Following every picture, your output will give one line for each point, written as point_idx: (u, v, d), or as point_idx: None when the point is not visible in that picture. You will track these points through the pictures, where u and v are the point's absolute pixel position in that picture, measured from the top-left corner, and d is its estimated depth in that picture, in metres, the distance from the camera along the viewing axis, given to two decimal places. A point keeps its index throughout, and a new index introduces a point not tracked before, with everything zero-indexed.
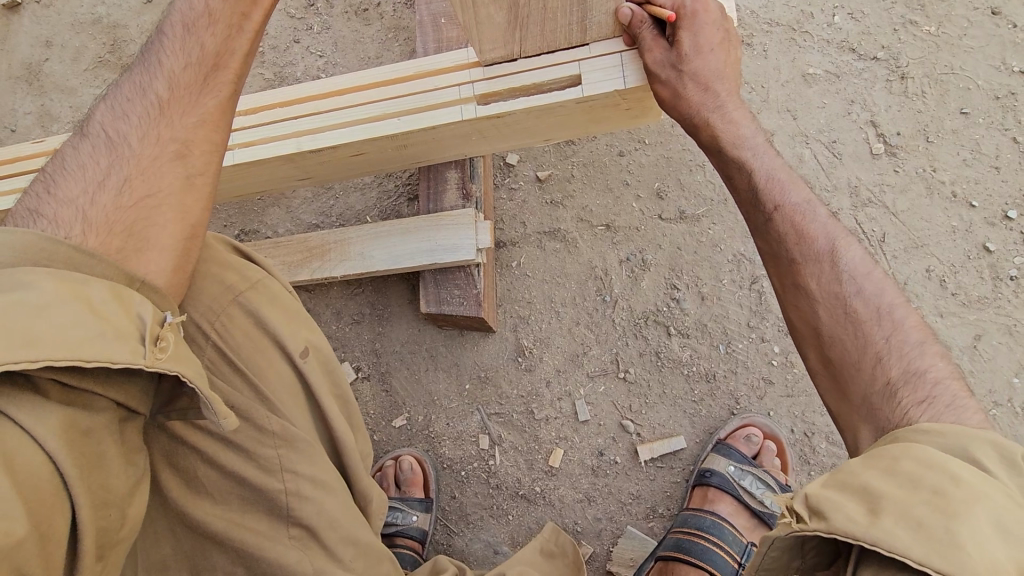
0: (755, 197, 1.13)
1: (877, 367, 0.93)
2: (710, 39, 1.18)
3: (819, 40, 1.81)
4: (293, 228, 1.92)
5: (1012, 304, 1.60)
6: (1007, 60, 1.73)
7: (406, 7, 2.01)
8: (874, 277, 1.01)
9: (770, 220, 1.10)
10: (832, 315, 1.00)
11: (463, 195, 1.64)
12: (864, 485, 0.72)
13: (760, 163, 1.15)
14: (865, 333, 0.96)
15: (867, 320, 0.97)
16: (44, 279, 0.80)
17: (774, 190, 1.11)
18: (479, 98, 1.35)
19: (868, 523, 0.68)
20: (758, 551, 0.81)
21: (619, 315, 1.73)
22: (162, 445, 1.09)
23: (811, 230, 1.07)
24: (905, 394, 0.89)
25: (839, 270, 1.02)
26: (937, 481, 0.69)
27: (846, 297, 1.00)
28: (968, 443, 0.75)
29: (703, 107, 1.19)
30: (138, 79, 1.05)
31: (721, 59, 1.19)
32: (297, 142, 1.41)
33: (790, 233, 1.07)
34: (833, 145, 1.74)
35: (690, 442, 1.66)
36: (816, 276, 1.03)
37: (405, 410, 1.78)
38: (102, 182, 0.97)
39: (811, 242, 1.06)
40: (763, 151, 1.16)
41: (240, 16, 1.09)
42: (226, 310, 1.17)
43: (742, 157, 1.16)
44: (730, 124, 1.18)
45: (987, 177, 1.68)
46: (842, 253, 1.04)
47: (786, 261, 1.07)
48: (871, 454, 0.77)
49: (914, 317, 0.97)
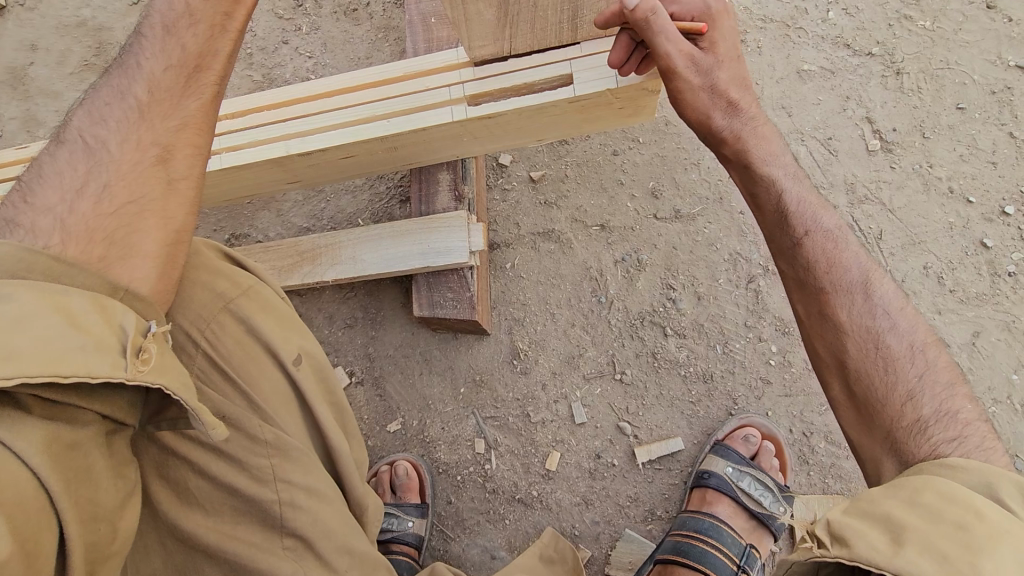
0: (782, 220, 1.11)
1: (907, 403, 0.91)
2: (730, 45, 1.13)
3: (813, 36, 1.79)
4: (283, 231, 1.90)
5: (1010, 301, 1.59)
6: (1003, 54, 1.72)
7: (396, 7, 1.99)
8: (907, 314, 0.99)
9: (799, 244, 1.08)
10: (861, 348, 0.98)
11: (455, 196, 1.61)
12: (885, 515, 0.70)
13: (790, 187, 1.12)
14: (896, 369, 0.94)
15: (899, 357, 0.95)
16: (19, 292, 0.77)
17: (804, 215, 1.09)
18: (470, 99, 1.33)
19: (890, 552, 0.66)
20: (773, 574, 0.80)
21: (615, 316, 1.71)
22: (152, 457, 1.07)
23: (842, 259, 1.05)
24: (935, 431, 0.87)
25: (873, 303, 1.00)
26: (961, 515, 0.67)
27: (878, 332, 0.98)
28: (993, 480, 0.73)
29: (731, 123, 1.14)
30: (116, 81, 1.02)
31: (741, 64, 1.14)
32: (285, 145, 1.39)
33: (820, 262, 1.05)
34: (829, 142, 1.72)
35: (688, 444, 1.64)
36: (847, 306, 1.01)
37: (400, 415, 1.76)
38: (81, 188, 0.94)
39: (841, 270, 1.04)
40: (793, 175, 1.14)
41: (223, 16, 1.07)
42: (215, 317, 1.15)
43: (770, 176, 1.13)
44: (739, 112, 1.14)
45: (983, 172, 1.67)
46: (875, 287, 1.02)
47: (813, 288, 1.05)
48: (891, 487, 0.76)
49: (945, 359, 0.96)
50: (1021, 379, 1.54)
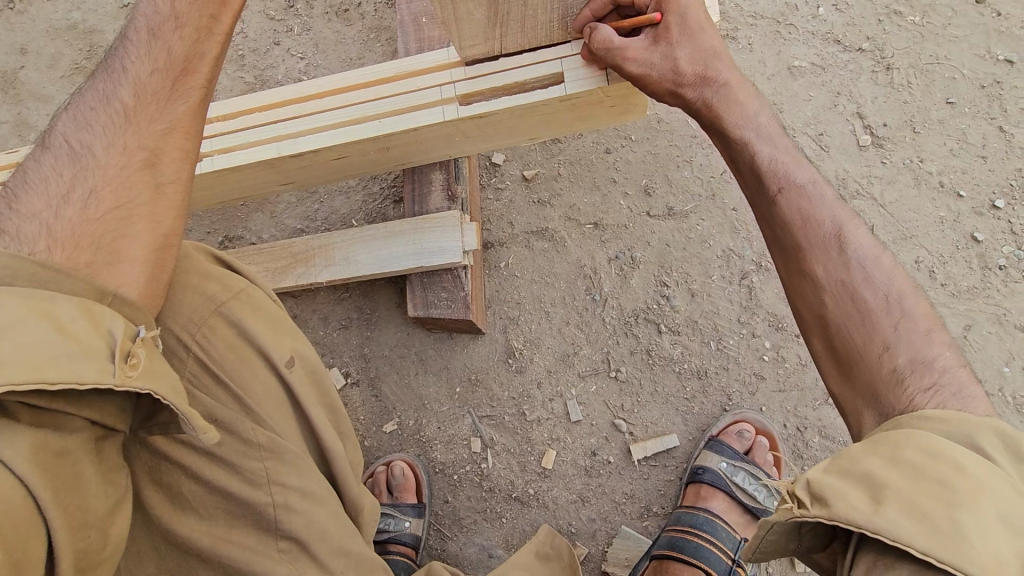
0: (757, 181, 1.10)
1: (884, 354, 0.92)
2: (699, 19, 1.14)
3: (803, 32, 1.79)
4: (277, 233, 1.90)
5: (1001, 293, 1.60)
6: (992, 49, 1.73)
7: (387, 7, 1.98)
8: (883, 265, 0.99)
9: (774, 204, 1.07)
10: (838, 302, 0.98)
11: (448, 196, 1.62)
12: (866, 472, 0.73)
13: (763, 148, 1.11)
14: (872, 321, 0.95)
15: (875, 308, 0.95)
16: (6, 299, 0.78)
17: (777, 173, 1.08)
18: (461, 99, 1.33)
19: (870, 511, 0.69)
20: (757, 534, 0.84)
21: (609, 314, 1.72)
22: (145, 461, 1.07)
23: (817, 214, 1.04)
24: (912, 381, 0.88)
25: (848, 257, 1.00)
26: (941, 469, 0.70)
27: (854, 284, 0.98)
28: (973, 430, 0.75)
29: (705, 91, 1.14)
30: (101, 86, 1.03)
31: (712, 36, 1.15)
32: (277, 147, 1.39)
33: (795, 218, 1.05)
34: (820, 138, 1.73)
35: (683, 440, 1.65)
36: (823, 262, 1.01)
37: (396, 415, 1.76)
38: (67, 194, 0.95)
39: (817, 226, 1.03)
40: (767, 133, 1.12)
41: (209, 18, 1.07)
42: (207, 320, 1.15)
43: (745, 138, 1.12)
44: (730, 102, 1.14)
45: (974, 166, 1.67)
46: (850, 239, 1.02)
47: (791, 246, 1.05)
48: (872, 439, 0.78)
49: (923, 306, 0.95)
50: (1013, 371, 1.55)
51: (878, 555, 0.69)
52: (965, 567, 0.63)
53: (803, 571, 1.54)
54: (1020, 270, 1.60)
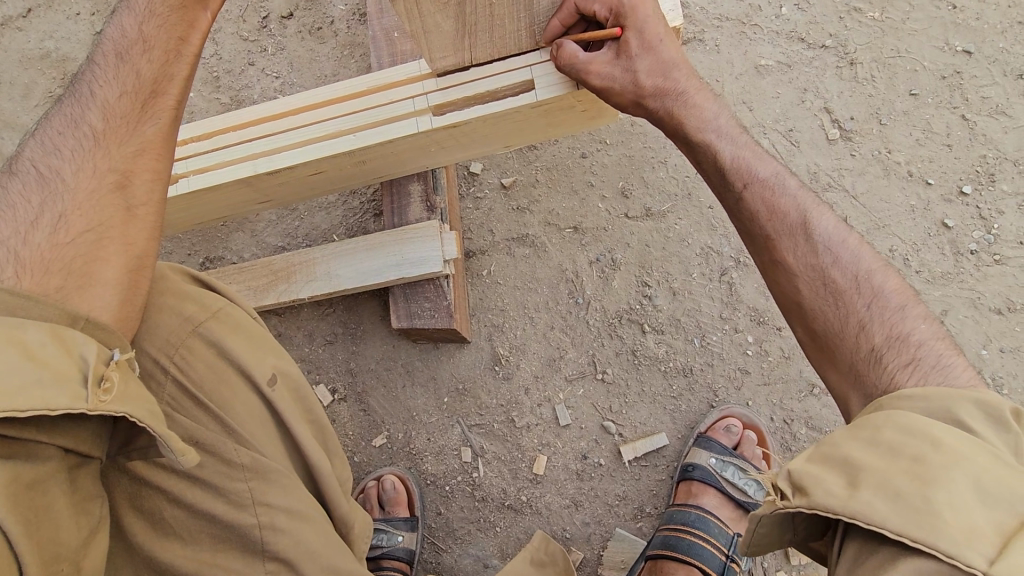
0: (722, 181, 1.13)
1: (860, 334, 0.93)
2: (657, 30, 1.16)
3: (768, 31, 1.83)
4: (259, 252, 1.89)
5: (974, 278, 1.63)
6: (950, 40, 1.77)
7: (360, 23, 2.00)
8: (850, 245, 1.01)
9: (741, 200, 1.09)
10: (812, 287, 0.99)
11: (427, 207, 1.62)
12: (845, 457, 0.75)
13: (726, 146, 1.14)
14: (846, 302, 0.96)
15: (847, 289, 0.97)
16: None
17: (741, 170, 1.11)
18: (435, 109, 1.34)
19: (847, 495, 0.71)
20: (749, 529, 0.85)
21: (593, 316, 1.72)
22: (123, 488, 1.05)
23: (782, 203, 1.07)
24: (890, 358, 0.90)
25: (815, 242, 1.02)
26: (917, 447, 0.71)
27: (824, 268, 1.00)
28: (954, 405, 0.77)
29: (666, 98, 1.17)
30: (69, 110, 1.02)
31: (671, 47, 1.17)
32: (252, 164, 1.39)
33: (761, 210, 1.07)
34: (790, 133, 1.76)
35: (672, 439, 1.65)
36: (792, 250, 1.03)
37: (385, 429, 1.75)
38: (34, 220, 0.94)
39: (783, 216, 1.05)
40: (727, 132, 1.15)
41: (177, 40, 1.07)
42: (184, 342, 1.14)
43: (707, 139, 1.15)
44: (693, 108, 1.17)
45: (940, 154, 1.71)
46: (816, 223, 1.03)
47: (761, 238, 1.07)
48: (854, 424, 0.79)
49: (894, 281, 0.98)
50: (991, 353, 1.58)
51: (864, 540, 0.70)
52: (937, 543, 0.63)
53: (796, 565, 1.54)
54: (990, 254, 1.64)
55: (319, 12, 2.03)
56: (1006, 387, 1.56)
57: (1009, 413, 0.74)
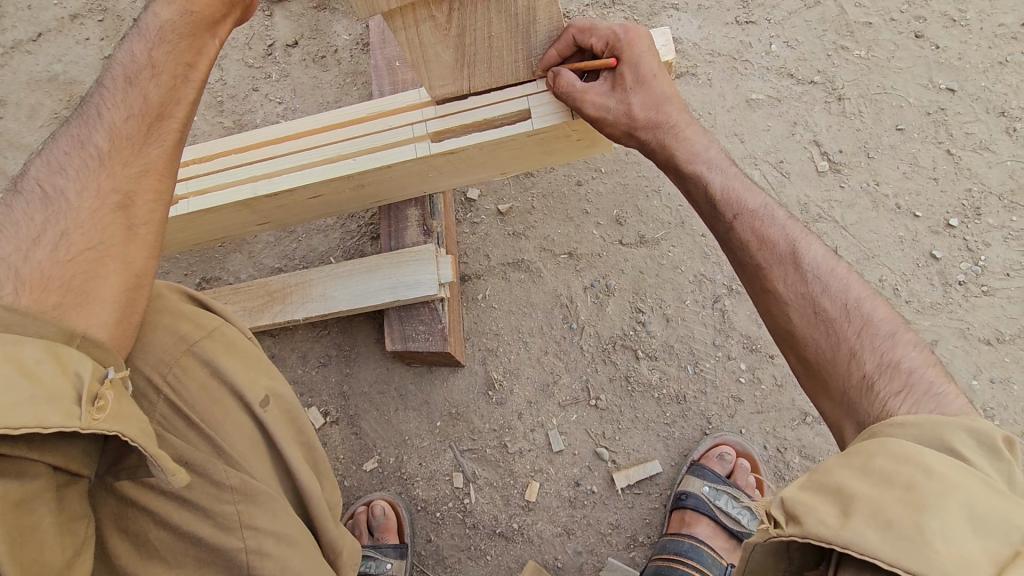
0: (712, 211, 1.15)
1: (851, 362, 0.94)
2: (651, 66, 1.20)
3: (758, 67, 1.89)
4: (255, 272, 1.90)
5: (963, 309, 1.65)
6: (934, 79, 1.83)
7: (363, 52, 2.06)
8: (839, 274, 1.03)
9: (731, 230, 1.12)
10: (802, 316, 1.01)
11: (424, 230, 1.64)
12: (837, 485, 0.75)
13: (714, 177, 1.17)
14: (836, 330, 0.98)
15: (837, 317, 0.99)
16: None
17: (731, 201, 1.13)
18: (433, 136, 1.37)
19: (839, 525, 0.71)
20: (745, 555, 0.85)
21: (587, 342, 1.73)
22: (109, 509, 1.04)
23: (771, 234, 1.09)
24: (882, 386, 0.90)
25: (805, 270, 1.04)
26: (909, 476, 0.71)
27: (814, 297, 1.01)
28: (945, 433, 0.77)
29: (658, 130, 1.20)
30: (75, 131, 1.04)
31: (665, 83, 1.21)
32: (252, 187, 1.41)
33: (751, 239, 1.09)
34: (780, 165, 1.80)
35: (666, 466, 1.64)
36: (783, 278, 1.04)
37: (377, 452, 1.74)
38: (36, 238, 0.95)
39: (773, 245, 1.08)
40: (717, 164, 1.18)
41: (185, 66, 1.10)
42: (178, 361, 1.14)
43: (698, 171, 1.17)
44: (683, 141, 1.19)
45: (927, 187, 1.75)
46: (805, 252, 1.06)
47: (752, 267, 1.09)
48: (848, 451, 0.80)
49: (883, 309, 0.99)
50: (982, 384, 1.59)
51: (857, 572, 0.69)
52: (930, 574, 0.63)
53: None
54: (978, 285, 1.66)
55: (323, 41, 2.09)
56: (997, 419, 1.56)
57: (1001, 442, 0.75)
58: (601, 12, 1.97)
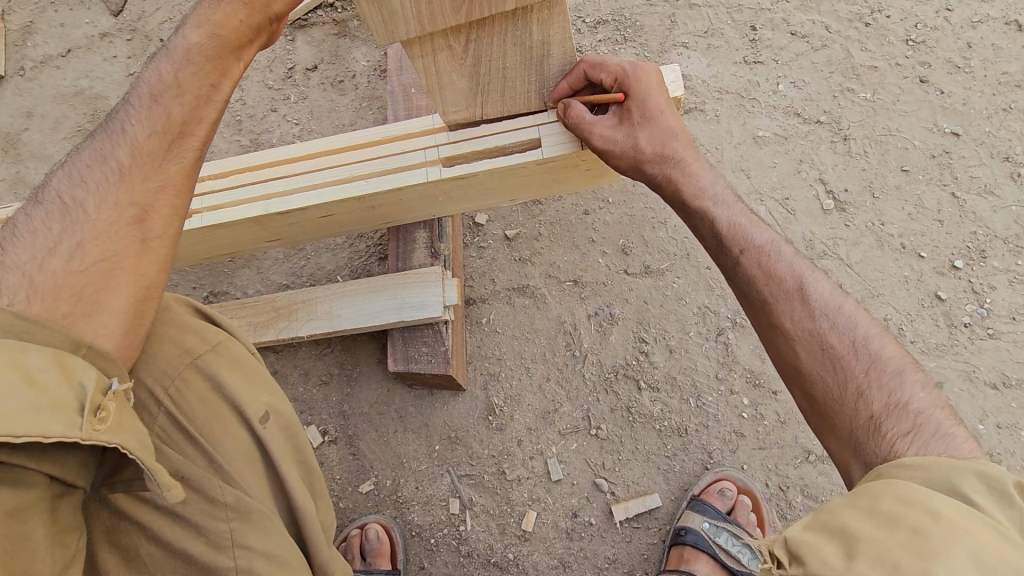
0: (719, 244, 1.16)
1: (859, 401, 0.94)
2: (658, 102, 1.22)
3: (765, 106, 1.93)
4: (262, 288, 1.92)
5: (969, 351, 1.64)
6: (939, 123, 1.86)
7: (380, 78, 2.11)
8: (845, 311, 1.03)
9: (737, 264, 1.12)
10: (809, 352, 1.01)
11: (431, 253, 1.66)
12: (842, 525, 0.74)
13: (721, 213, 1.18)
14: (844, 368, 0.98)
15: (844, 354, 0.99)
16: None
17: (737, 236, 1.14)
18: (444, 161, 1.40)
19: (842, 566, 0.69)
20: None
21: (589, 370, 1.72)
22: (101, 521, 1.03)
23: (778, 269, 1.09)
24: (889, 426, 0.90)
25: (812, 307, 1.04)
26: (916, 518, 0.70)
27: (822, 333, 1.01)
28: (955, 478, 0.76)
29: (665, 164, 1.22)
30: (100, 146, 1.07)
31: (672, 118, 1.23)
32: (265, 204, 1.44)
33: (758, 274, 1.10)
34: (786, 202, 1.82)
35: (666, 500, 1.62)
36: (789, 314, 1.05)
37: (373, 475, 1.72)
38: (52, 247, 0.98)
39: (779, 281, 1.08)
40: (724, 200, 1.20)
41: (209, 87, 1.13)
42: (181, 374, 1.15)
43: (705, 207, 1.19)
44: (689, 176, 1.21)
45: (932, 229, 1.76)
46: (812, 288, 1.06)
47: (758, 301, 1.09)
48: (854, 492, 0.79)
49: (891, 347, 0.99)
50: (988, 428, 1.57)
51: None
52: None
53: None
54: (984, 328, 1.66)
55: (342, 66, 2.15)
56: (1004, 464, 1.53)
57: (1013, 488, 0.73)
58: (612, 48, 2.03)
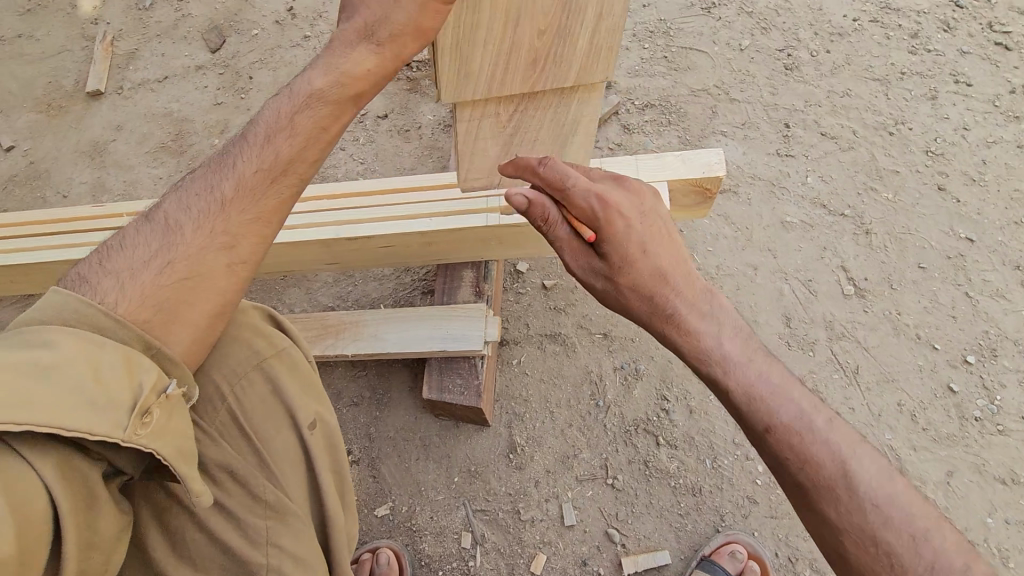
0: (739, 417, 0.98)
1: None
2: (644, 245, 1.03)
3: (794, 194, 2.09)
4: (309, 307, 2.05)
5: (979, 445, 1.70)
6: (955, 227, 2.01)
7: (443, 132, 2.33)
8: (898, 497, 0.89)
9: (762, 443, 0.95)
10: (860, 545, 0.88)
11: (476, 292, 1.79)
12: None
13: (737, 381, 0.97)
14: (901, 563, 0.86)
15: (901, 550, 0.87)
16: (64, 343, 0.92)
17: (759, 411, 0.95)
18: (503, 210, 1.55)
19: None
20: None
21: (611, 420, 1.80)
22: (154, 502, 1.10)
23: (814, 452, 0.92)
24: None
25: (861, 499, 0.89)
26: None
27: (874, 528, 0.88)
28: None
29: (656, 320, 1.04)
30: (211, 177, 1.22)
31: (665, 261, 1.04)
32: (335, 229, 1.60)
33: (792, 459, 0.92)
34: (808, 283, 1.94)
35: (674, 559, 1.65)
36: (833, 504, 0.90)
37: (390, 499, 1.77)
38: (147, 261, 1.11)
39: (819, 469, 0.91)
40: (737, 362, 0.98)
41: (320, 129, 1.24)
42: (247, 374, 1.24)
43: (714, 377, 0.99)
44: (688, 336, 1.01)
45: (945, 324, 1.86)
46: (858, 475, 0.90)
47: (793, 485, 0.93)
48: None
49: (951, 535, 0.87)
50: (996, 523, 1.60)
51: None
52: None
53: None
54: (994, 423, 1.72)
55: (410, 118, 2.37)
56: (1012, 560, 1.56)
57: None
58: (657, 128, 2.23)
